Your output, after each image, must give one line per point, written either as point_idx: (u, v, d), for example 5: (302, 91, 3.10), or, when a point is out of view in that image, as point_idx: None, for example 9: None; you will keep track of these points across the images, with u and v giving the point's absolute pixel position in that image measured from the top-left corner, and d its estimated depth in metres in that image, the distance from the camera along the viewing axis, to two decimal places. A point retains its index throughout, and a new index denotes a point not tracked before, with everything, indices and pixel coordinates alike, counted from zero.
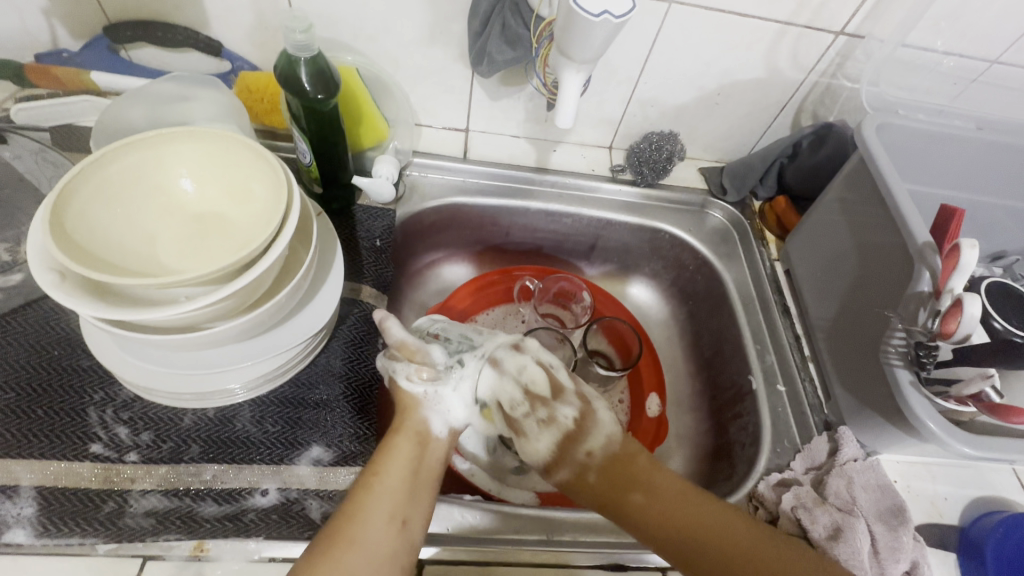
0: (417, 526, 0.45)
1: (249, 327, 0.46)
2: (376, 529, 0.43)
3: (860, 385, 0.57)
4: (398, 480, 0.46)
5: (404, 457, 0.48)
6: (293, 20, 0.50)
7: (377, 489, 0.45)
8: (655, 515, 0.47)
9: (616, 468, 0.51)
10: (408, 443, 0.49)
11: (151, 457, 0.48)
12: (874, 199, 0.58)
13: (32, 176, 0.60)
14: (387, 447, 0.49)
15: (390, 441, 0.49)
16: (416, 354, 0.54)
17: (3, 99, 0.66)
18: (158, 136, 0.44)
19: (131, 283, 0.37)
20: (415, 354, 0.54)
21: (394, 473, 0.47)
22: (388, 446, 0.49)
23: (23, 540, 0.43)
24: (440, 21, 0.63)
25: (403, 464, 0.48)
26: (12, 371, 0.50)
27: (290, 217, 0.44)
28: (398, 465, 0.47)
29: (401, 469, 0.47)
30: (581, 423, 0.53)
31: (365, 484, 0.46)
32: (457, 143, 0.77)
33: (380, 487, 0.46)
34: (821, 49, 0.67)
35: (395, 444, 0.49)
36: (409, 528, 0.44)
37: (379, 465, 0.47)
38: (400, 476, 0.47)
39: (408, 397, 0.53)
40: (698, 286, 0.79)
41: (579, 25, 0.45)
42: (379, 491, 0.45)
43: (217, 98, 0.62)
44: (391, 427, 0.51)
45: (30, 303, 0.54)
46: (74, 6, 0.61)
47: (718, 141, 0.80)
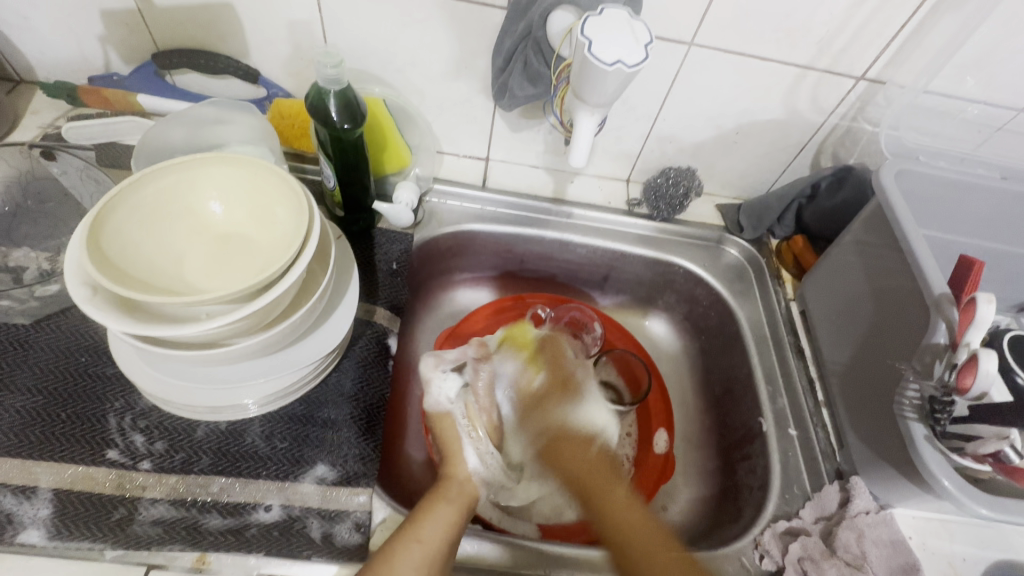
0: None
1: (265, 345, 0.48)
2: None
3: (874, 434, 0.56)
4: (433, 543, 0.47)
5: (447, 522, 0.49)
6: (325, 55, 0.53)
7: (413, 546, 0.46)
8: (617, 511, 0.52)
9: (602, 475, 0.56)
10: (449, 509, 0.51)
11: (163, 466, 0.50)
12: (890, 245, 0.57)
13: (76, 191, 0.62)
14: (430, 508, 0.50)
15: (438, 506, 0.51)
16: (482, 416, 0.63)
17: (56, 118, 0.71)
18: (193, 160, 0.47)
19: (159, 301, 0.39)
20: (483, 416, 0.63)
21: (435, 541, 0.47)
22: (432, 509, 0.50)
23: (36, 540, 0.45)
24: (466, 56, 0.66)
25: (442, 524, 0.49)
26: (40, 374, 0.52)
27: (310, 243, 0.46)
28: (436, 530, 0.48)
29: (439, 529, 0.48)
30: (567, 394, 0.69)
31: (407, 548, 0.46)
32: (477, 171, 0.79)
33: (415, 545, 0.46)
34: (841, 93, 0.67)
35: (442, 510, 0.51)
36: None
37: (423, 529, 0.48)
38: (436, 537, 0.48)
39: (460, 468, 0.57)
40: (711, 322, 0.78)
41: (592, 70, 0.46)
42: (414, 549, 0.46)
43: (250, 122, 0.66)
44: (434, 493, 0.53)
45: (65, 310, 0.56)
46: (127, 33, 0.66)
47: (736, 178, 0.80)
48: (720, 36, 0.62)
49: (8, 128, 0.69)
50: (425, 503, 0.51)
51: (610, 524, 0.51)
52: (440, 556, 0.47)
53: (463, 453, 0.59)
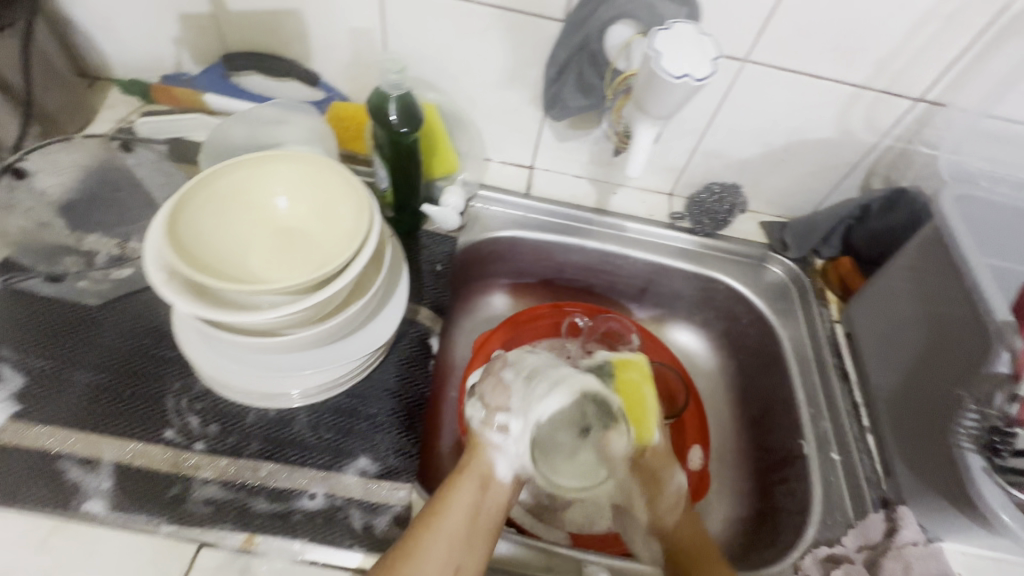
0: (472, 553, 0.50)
1: (318, 337, 0.50)
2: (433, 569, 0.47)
3: (924, 463, 0.54)
4: (455, 527, 0.50)
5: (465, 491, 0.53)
6: (391, 62, 0.56)
7: (435, 528, 0.49)
8: None
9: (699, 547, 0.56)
10: (471, 484, 0.54)
11: (216, 448, 0.52)
12: (946, 270, 0.56)
13: (147, 181, 0.65)
14: (451, 485, 0.53)
15: (456, 480, 0.54)
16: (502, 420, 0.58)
17: (129, 112, 0.75)
18: (264, 157, 0.49)
19: (227, 288, 0.42)
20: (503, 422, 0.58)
21: (456, 510, 0.51)
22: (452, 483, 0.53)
23: (98, 511, 0.47)
24: (519, 66, 0.67)
25: (464, 507, 0.51)
26: (107, 353, 0.55)
27: (368, 242, 0.47)
28: (458, 512, 0.51)
29: (461, 513, 0.51)
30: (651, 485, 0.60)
31: (427, 517, 0.50)
32: (521, 178, 0.80)
33: (437, 528, 0.49)
34: (897, 114, 0.66)
35: (462, 483, 0.53)
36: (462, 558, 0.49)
37: (443, 499, 0.51)
38: (457, 520, 0.50)
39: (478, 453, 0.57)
40: (751, 340, 0.77)
41: (660, 85, 0.47)
42: (436, 532, 0.49)
43: (309, 123, 0.68)
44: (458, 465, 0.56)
45: (132, 294, 0.59)
46: (201, 35, 0.70)
47: (782, 196, 0.80)
48: (775, 54, 0.62)
49: (86, 120, 0.73)
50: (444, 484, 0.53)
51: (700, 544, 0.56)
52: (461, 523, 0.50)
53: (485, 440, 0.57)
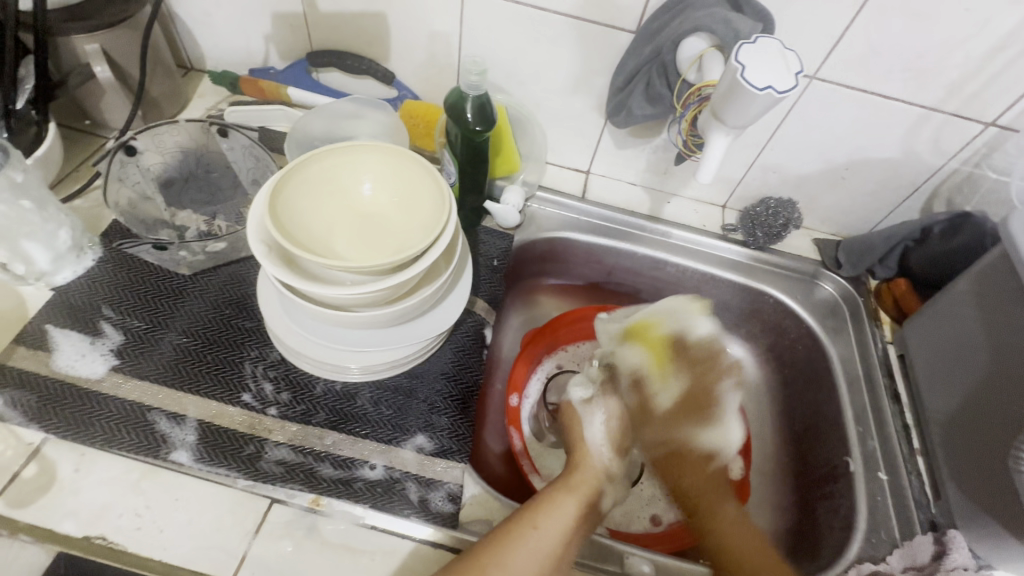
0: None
1: (389, 317, 0.53)
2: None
3: (978, 488, 0.54)
4: (553, 538, 0.46)
5: (569, 518, 0.48)
6: (472, 63, 0.59)
7: (532, 536, 0.45)
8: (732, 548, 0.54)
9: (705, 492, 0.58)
10: (574, 501, 0.50)
11: (287, 414, 0.56)
12: (1012, 297, 0.55)
13: (237, 164, 0.70)
14: (556, 495, 0.50)
15: (561, 499, 0.49)
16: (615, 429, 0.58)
17: (217, 102, 0.81)
18: (355, 145, 0.53)
19: (317, 263, 0.46)
20: (613, 438, 0.58)
21: (553, 533, 0.46)
22: (554, 498, 0.49)
23: (182, 461, 0.51)
24: (587, 74, 0.70)
25: (563, 518, 0.48)
26: (192, 320, 0.60)
27: (443, 234, 0.50)
28: (557, 526, 0.47)
29: (559, 523, 0.47)
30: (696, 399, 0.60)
31: (526, 536, 0.45)
32: (577, 182, 0.82)
33: (535, 534, 0.46)
34: (966, 138, 0.66)
35: (564, 496, 0.50)
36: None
37: (543, 516, 0.47)
38: (556, 532, 0.47)
39: (587, 461, 0.55)
40: (798, 356, 0.77)
41: (742, 95, 0.48)
42: (533, 539, 0.45)
43: (383, 119, 0.72)
44: (565, 480, 0.52)
45: (217, 267, 0.64)
46: (290, 33, 0.75)
47: (838, 215, 0.80)
48: (844, 72, 0.63)
49: (180, 107, 0.79)
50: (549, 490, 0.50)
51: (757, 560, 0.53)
52: (557, 549, 0.46)
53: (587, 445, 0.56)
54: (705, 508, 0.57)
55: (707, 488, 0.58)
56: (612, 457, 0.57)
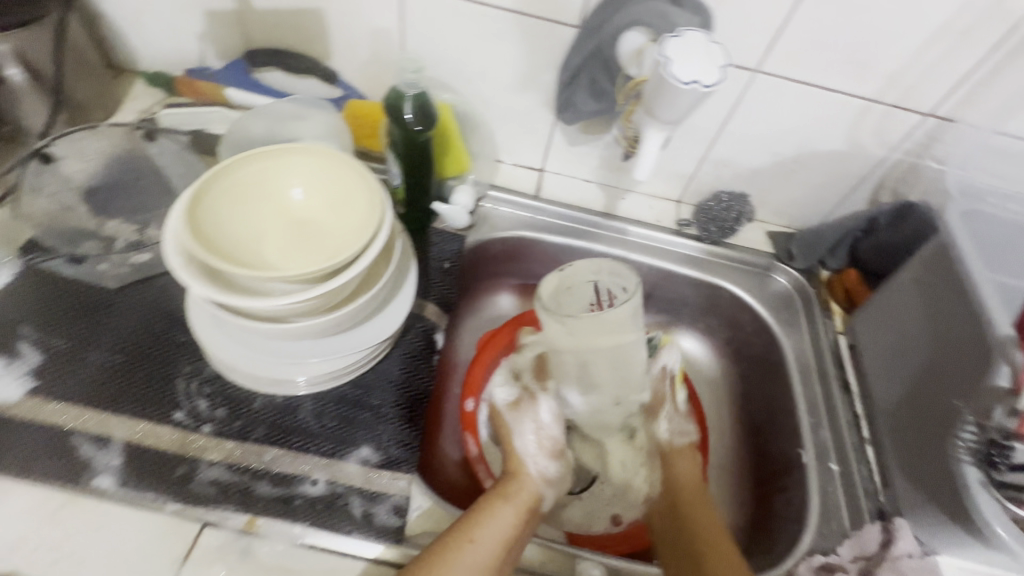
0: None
1: (326, 326, 0.50)
2: None
3: (922, 475, 0.54)
4: (488, 549, 0.49)
5: (504, 529, 0.52)
6: (409, 60, 0.58)
7: (467, 550, 0.48)
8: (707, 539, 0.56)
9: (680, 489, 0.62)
10: (509, 512, 0.54)
11: (223, 431, 0.53)
12: (952, 285, 0.56)
13: (167, 170, 0.67)
14: (492, 508, 0.53)
15: (497, 509, 0.54)
16: (545, 438, 0.64)
17: (151, 104, 0.77)
18: (282, 149, 0.50)
19: (241, 273, 0.43)
20: (544, 445, 0.64)
21: (488, 544, 0.50)
22: (491, 511, 0.53)
23: (106, 486, 0.48)
24: (533, 70, 0.68)
25: (498, 529, 0.51)
26: (121, 335, 0.57)
27: (378, 235, 0.48)
28: (491, 537, 0.50)
29: (493, 535, 0.51)
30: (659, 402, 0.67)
31: (459, 548, 0.48)
32: (531, 181, 0.81)
33: (470, 548, 0.49)
34: (907, 128, 0.67)
35: (500, 509, 0.54)
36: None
37: (478, 529, 0.50)
38: (492, 543, 0.50)
39: (521, 468, 0.61)
40: (754, 349, 0.77)
41: (668, 91, 0.48)
42: (468, 552, 0.48)
43: (326, 119, 0.70)
44: (499, 492, 0.56)
45: (148, 279, 0.61)
46: (225, 31, 0.72)
47: (790, 207, 0.80)
48: (787, 65, 0.63)
49: (109, 110, 0.75)
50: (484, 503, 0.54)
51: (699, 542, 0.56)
52: (493, 558, 0.49)
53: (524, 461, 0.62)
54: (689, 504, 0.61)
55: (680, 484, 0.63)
56: (546, 462, 0.63)
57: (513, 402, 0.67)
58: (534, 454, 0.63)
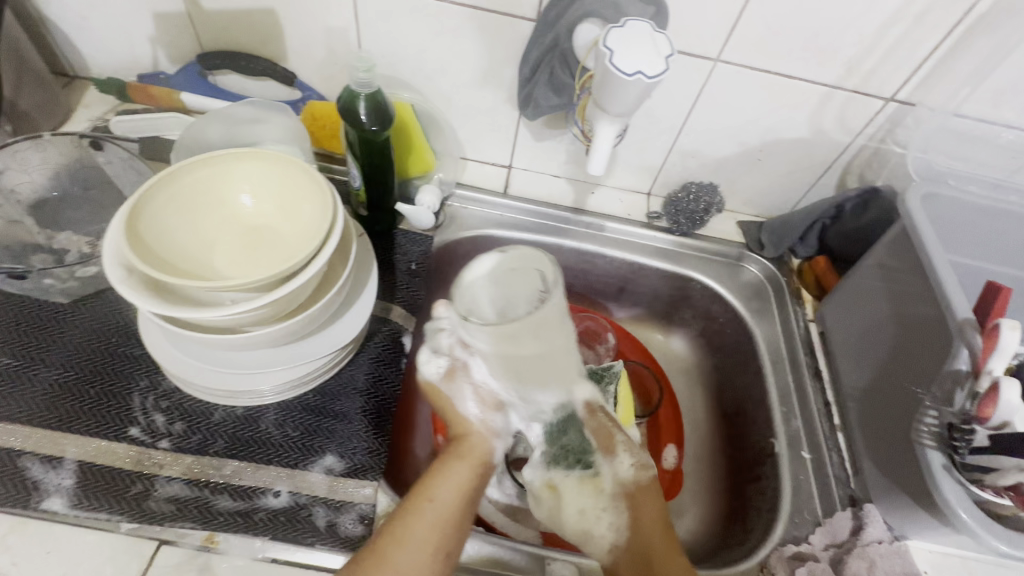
0: (456, 555, 0.47)
1: (283, 334, 0.49)
2: (418, 554, 0.45)
3: (890, 461, 0.54)
4: (445, 506, 0.47)
5: (460, 483, 0.49)
6: (358, 60, 0.56)
7: (424, 510, 0.47)
8: None
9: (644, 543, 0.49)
10: (465, 468, 0.50)
11: (181, 446, 0.51)
12: (915, 270, 0.56)
13: (119, 180, 0.65)
14: (446, 466, 0.50)
15: (451, 466, 0.50)
16: (486, 394, 0.51)
17: (105, 112, 0.75)
18: (228, 154, 0.49)
19: (187, 285, 0.41)
20: (486, 399, 0.51)
21: (444, 503, 0.47)
22: (443, 472, 0.49)
23: (58, 508, 0.47)
24: (494, 65, 0.67)
25: (455, 484, 0.49)
26: (73, 351, 0.55)
27: (331, 238, 0.47)
28: (447, 494, 0.48)
29: (451, 490, 0.48)
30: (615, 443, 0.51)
31: (416, 510, 0.47)
32: (499, 178, 0.80)
33: (427, 505, 0.47)
34: (869, 114, 0.67)
35: (453, 468, 0.50)
36: (450, 558, 0.46)
37: (434, 488, 0.48)
38: (449, 498, 0.48)
39: (461, 425, 0.52)
40: (727, 340, 0.77)
41: (613, 81, 0.48)
42: (425, 512, 0.46)
43: (284, 122, 0.68)
44: (452, 447, 0.51)
45: (101, 292, 0.59)
46: (177, 34, 0.70)
47: (758, 196, 0.80)
48: (747, 53, 0.62)
49: (61, 119, 0.73)
50: (438, 461, 0.50)
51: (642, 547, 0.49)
52: (451, 516, 0.47)
53: (464, 411, 0.52)
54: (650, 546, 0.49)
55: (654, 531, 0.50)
56: (491, 415, 0.52)
57: (444, 372, 0.50)
58: (481, 414, 0.51)
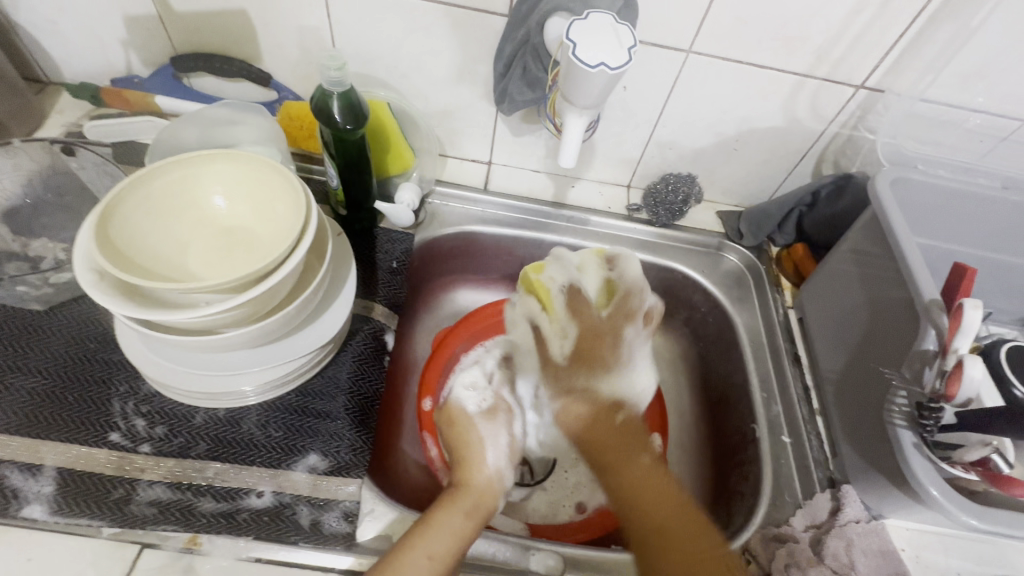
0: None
1: (260, 335, 0.49)
2: None
3: (866, 442, 0.55)
4: (441, 551, 0.46)
5: (456, 534, 0.48)
6: (329, 58, 0.55)
7: (419, 555, 0.45)
8: (653, 512, 0.51)
9: (607, 433, 0.58)
10: (458, 519, 0.49)
11: (162, 450, 0.51)
12: (885, 254, 0.57)
13: (93, 186, 0.65)
14: (441, 514, 0.50)
15: (445, 517, 0.49)
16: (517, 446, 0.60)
17: (79, 117, 0.75)
18: (200, 156, 0.49)
19: (159, 288, 0.41)
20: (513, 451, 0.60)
21: (441, 542, 0.47)
22: (440, 516, 0.49)
23: (38, 516, 0.47)
24: (468, 62, 0.68)
25: (450, 534, 0.48)
26: (51, 358, 0.55)
27: (305, 237, 0.47)
28: (445, 538, 0.47)
29: (448, 536, 0.48)
30: (594, 346, 0.62)
31: (413, 555, 0.45)
32: (479, 174, 0.80)
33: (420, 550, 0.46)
34: (841, 102, 0.67)
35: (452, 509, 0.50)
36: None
37: (429, 532, 0.47)
38: (445, 544, 0.47)
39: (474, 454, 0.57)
40: (709, 328, 0.78)
41: (578, 74, 0.48)
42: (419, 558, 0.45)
43: (261, 123, 0.68)
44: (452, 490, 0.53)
45: (79, 298, 0.59)
46: (148, 37, 0.69)
47: (737, 186, 0.81)
48: (718, 44, 0.63)
49: (34, 125, 0.72)
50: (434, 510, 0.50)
51: (610, 459, 0.56)
52: (446, 561, 0.46)
53: (483, 456, 0.57)
54: (611, 465, 0.55)
55: (622, 432, 0.57)
56: (507, 465, 0.59)
57: (486, 410, 0.61)
58: (499, 465, 0.58)
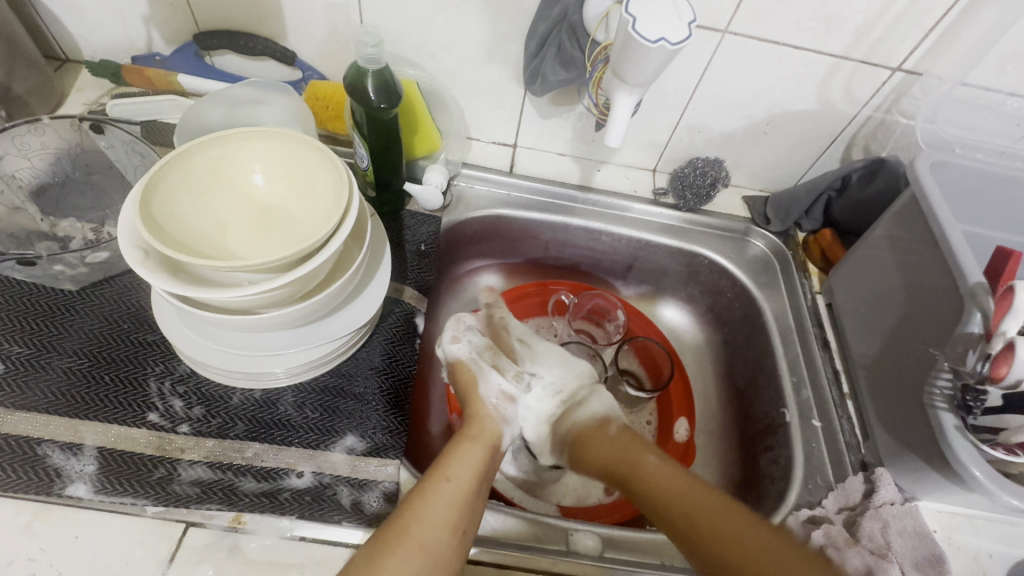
0: (472, 534, 0.46)
1: (300, 315, 0.49)
2: (438, 526, 0.44)
3: (901, 424, 0.56)
4: (465, 482, 0.49)
5: (475, 465, 0.51)
6: (366, 34, 0.54)
7: (443, 488, 0.47)
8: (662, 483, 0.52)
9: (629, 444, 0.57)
10: (478, 451, 0.53)
11: (201, 430, 0.51)
12: (925, 239, 0.56)
13: (120, 164, 0.63)
14: (459, 450, 0.52)
15: (464, 448, 0.53)
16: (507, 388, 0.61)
17: (100, 95, 0.73)
18: (240, 134, 0.48)
19: (201, 265, 0.40)
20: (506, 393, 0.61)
21: (464, 479, 0.49)
22: (462, 452, 0.52)
23: (82, 495, 0.46)
24: (499, 41, 0.66)
25: (471, 464, 0.51)
26: (84, 339, 0.54)
27: (347, 218, 0.46)
28: (467, 471, 0.50)
29: (469, 468, 0.51)
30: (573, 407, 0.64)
31: (437, 486, 0.47)
32: (505, 157, 0.79)
33: (445, 484, 0.48)
34: (876, 84, 0.67)
35: (467, 449, 0.53)
36: (467, 535, 0.45)
37: (452, 467, 0.50)
38: (467, 474, 0.50)
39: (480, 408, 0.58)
40: (735, 314, 0.78)
41: (635, 48, 0.47)
42: (443, 491, 0.47)
43: (286, 103, 0.66)
44: (464, 434, 0.55)
45: (109, 278, 0.59)
46: (170, 14, 0.68)
47: (764, 170, 0.80)
48: (755, 24, 0.62)
49: (54, 104, 0.71)
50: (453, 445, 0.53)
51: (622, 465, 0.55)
52: (469, 491, 0.48)
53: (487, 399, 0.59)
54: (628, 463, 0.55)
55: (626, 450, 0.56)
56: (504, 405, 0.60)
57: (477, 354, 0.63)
58: (496, 401, 0.60)
